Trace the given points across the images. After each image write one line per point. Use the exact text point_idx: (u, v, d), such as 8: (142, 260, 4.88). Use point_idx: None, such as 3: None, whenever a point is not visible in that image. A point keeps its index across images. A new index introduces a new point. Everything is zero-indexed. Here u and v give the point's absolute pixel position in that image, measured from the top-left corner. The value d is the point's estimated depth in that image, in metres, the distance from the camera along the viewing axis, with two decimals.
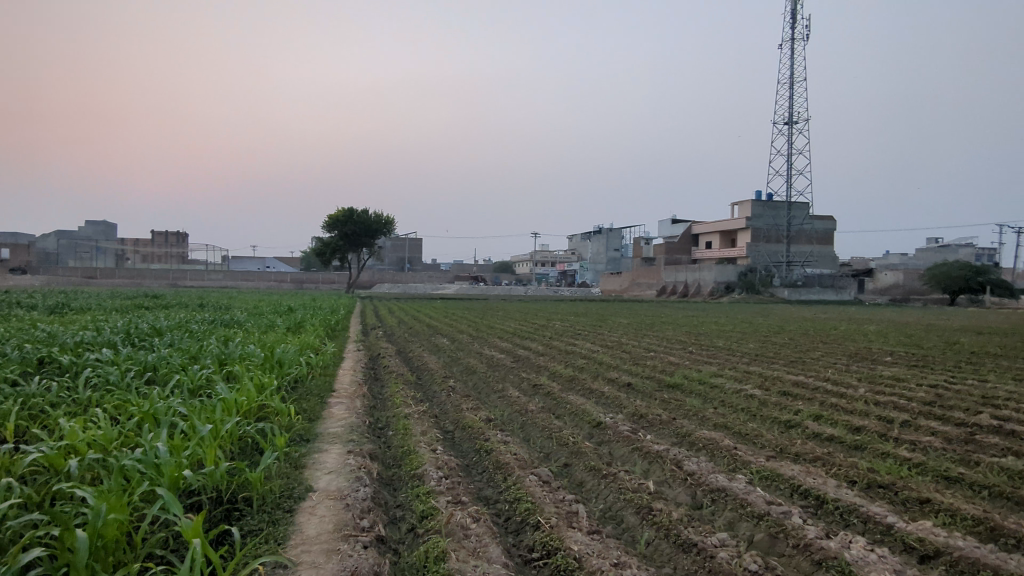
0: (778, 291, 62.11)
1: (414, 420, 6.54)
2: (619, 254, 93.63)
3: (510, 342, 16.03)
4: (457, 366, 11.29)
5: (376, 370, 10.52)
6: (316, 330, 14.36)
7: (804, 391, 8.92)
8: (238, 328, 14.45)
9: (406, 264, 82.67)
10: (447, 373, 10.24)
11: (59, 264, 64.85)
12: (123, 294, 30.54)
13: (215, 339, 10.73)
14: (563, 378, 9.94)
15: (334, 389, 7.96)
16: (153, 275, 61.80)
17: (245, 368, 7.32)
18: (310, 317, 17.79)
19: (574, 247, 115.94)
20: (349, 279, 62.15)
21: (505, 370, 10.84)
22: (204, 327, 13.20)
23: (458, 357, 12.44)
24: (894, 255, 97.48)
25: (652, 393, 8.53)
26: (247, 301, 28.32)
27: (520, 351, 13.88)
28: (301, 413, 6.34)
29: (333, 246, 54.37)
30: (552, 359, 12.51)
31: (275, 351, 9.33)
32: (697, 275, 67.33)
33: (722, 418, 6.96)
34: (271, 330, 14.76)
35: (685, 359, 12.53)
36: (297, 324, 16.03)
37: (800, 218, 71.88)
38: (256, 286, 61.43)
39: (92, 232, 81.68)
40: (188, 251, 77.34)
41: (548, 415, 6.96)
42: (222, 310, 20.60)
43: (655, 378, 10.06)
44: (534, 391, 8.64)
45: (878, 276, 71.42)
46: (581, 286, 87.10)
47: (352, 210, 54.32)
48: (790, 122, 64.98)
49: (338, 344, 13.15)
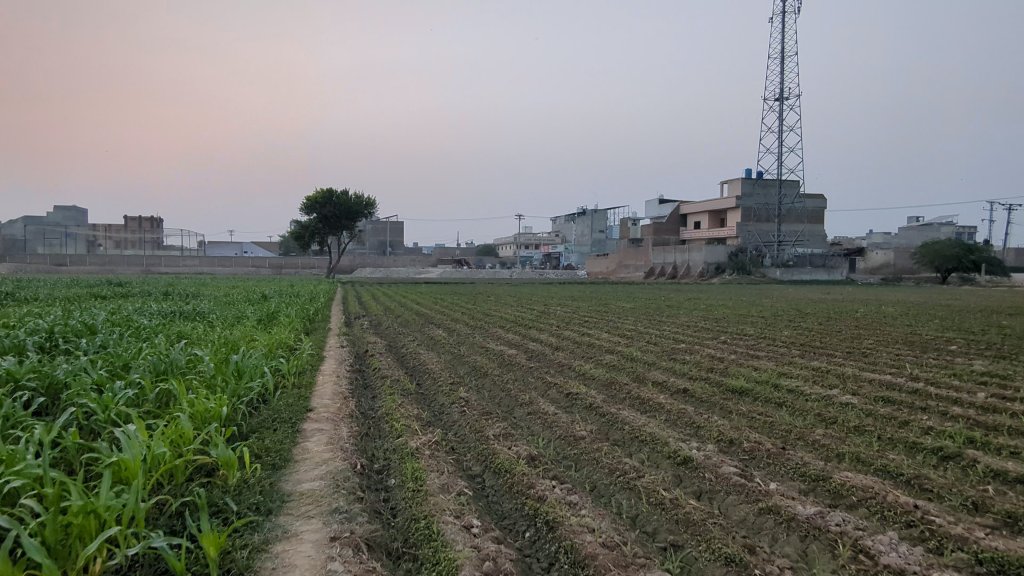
0: (770, 271, 60.92)
1: (427, 462, 4.56)
2: (605, 236, 91.88)
3: (514, 332, 14.07)
4: (461, 367, 9.32)
5: (364, 375, 8.51)
6: (291, 324, 12.28)
7: (906, 397, 7.11)
8: (200, 321, 12.33)
9: (388, 248, 80.20)
10: (451, 377, 8.27)
11: (25, 251, 61.57)
12: (85, 283, 28.03)
13: (164, 337, 8.66)
14: (597, 381, 8.03)
15: (311, 408, 5.99)
16: (125, 262, 58.90)
17: (186, 389, 5.30)
18: (286, 306, 15.65)
19: (559, 228, 113.87)
20: (330, 263, 59.69)
21: (521, 371, 8.88)
22: (157, 322, 11.08)
23: (460, 353, 10.48)
24: (879, 235, 96.88)
25: (725, 404, 6.62)
26: (219, 289, 25.97)
27: (530, 344, 11.96)
28: (260, 459, 4.35)
29: (312, 229, 51.86)
30: (572, 354, 10.61)
31: (234, 355, 7.28)
32: (686, 256, 65.86)
33: (847, 446, 5.09)
34: (238, 323, 12.59)
35: (727, 354, 10.71)
36: (270, 316, 13.90)
37: (790, 197, 70.54)
38: (231, 272, 58.83)
39: (61, 218, 78.01)
40: (161, 236, 74.05)
41: (610, 449, 5.04)
42: (187, 300, 18.38)
43: (711, 380, 8.17)
44: (572, 404, 6.71)
45: (869, 255, 70.40)
46: (567, 269, 85.36)
47: (331, 191, 51.74)
48: (780, 99, 63.45)
49: (317, 340, 11.14)
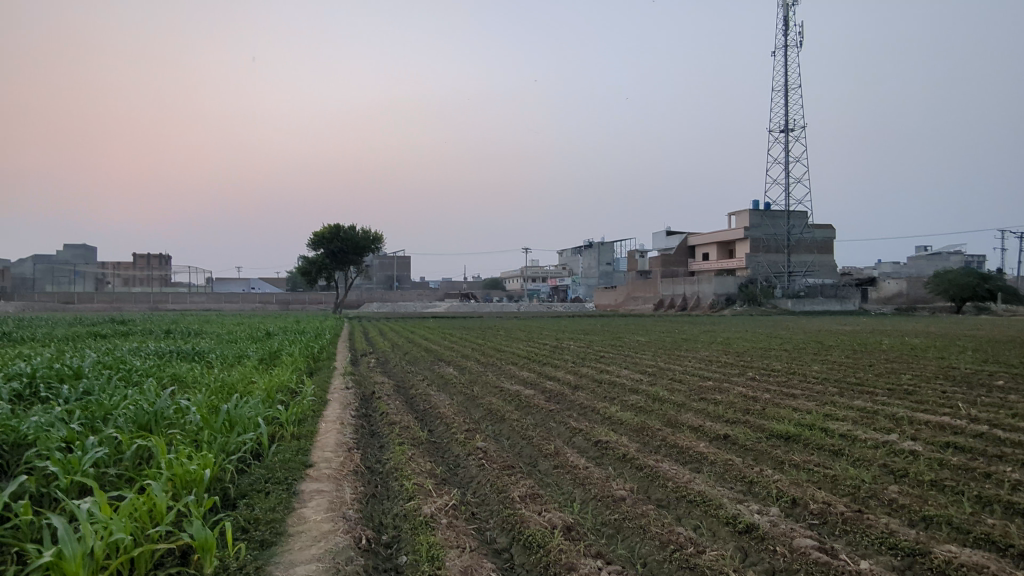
0: (781, 302, 60.01)
1: (446, 535, 3.87)
2: (612, 268, 91.36)
3: (528, 370, 13.36)
4: (476, 410, 8.64)
5: (370, 421, 7.83)
6: (295, 363, 11.65)
7: (976, 442, 6.36)
8: (199, 361, 11.71)
9: (395, 283, 79.85)
10: (466, 423, 7.58)
11: (33, 290, 61.49)
12: (87, 321, 27.55)
13: (155, 382, 8.04)
14: (626, 427, 7.32)
15: (311, 463, 5.32)
16: (133, 299, 58.68)
17: (166, 446, 4.65)
18: (289, 344, 15.02)
19: (565, 261, 113.48)
20: (337, 299, 59.25)
21: (541, 414, 8.19)
22: (152, 363, 10.46)
23: (474, 394, 9.80)
24: (888, 265, 96.02)
25: (774, 454, 5.91)
26: (223, 325, 25.43)
27: (547, 383, 11.25)
28: (246, 535, 3.68)
29: (319, 265, 51.56)
30: (593, 394, 9.90)
31: (229, 402, 6.63)
32: (695, 288, 65.13)
33: (933, 507, 4.37)
34: (238, 363, 11.95)
35: (761, 393, 9.96)
36: (273, 355, 13.26)
37: (799, 227, 69.97)
38: (238, 308, 58.46)
39: (71, 256, 78.27)
40: (170, 273, 73.94)
41: (656, 514, 4.34)
42: (188, 338, 17.77)
43: (751, 424, 7.44)
44: (602, 455, 6.02)
45: (882, 285, 69.47)
46: (575, 302, 84.70)
47: (338, 227, 51.59)
48: (786, 131, 63.45)
49: (321, 382, 10.48)
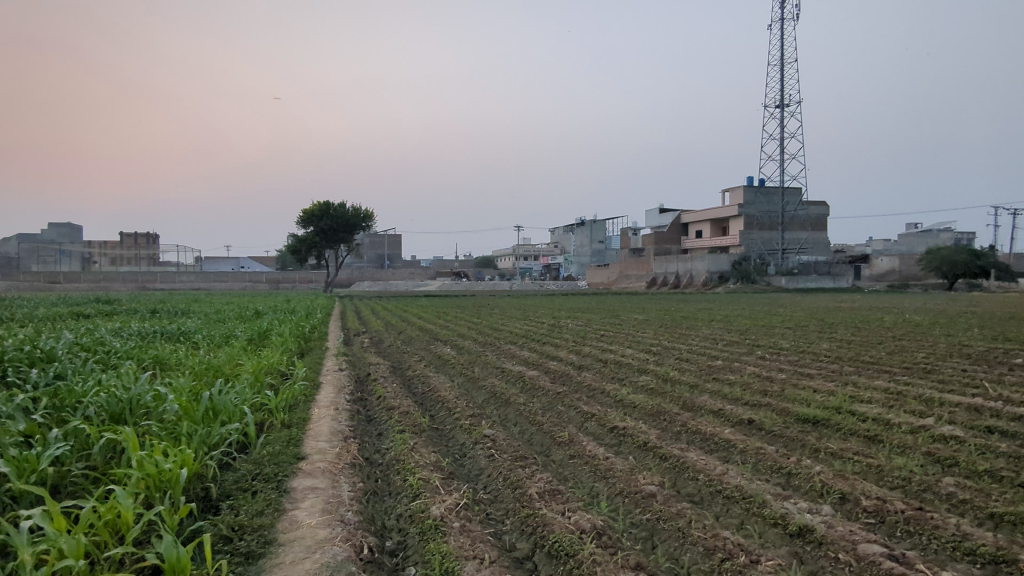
0: (775, 279, 59.81)
1: (460, 542, 3.38)
2: (605, 246, 90.87)
3: (529, 350, 12.88)
4: (478, 393, 8.15)
5: (366, 406, 7.33)
6: (285, 344, 11.11)
7: (1017, 426, 5.94)
8: (184, 342, 11.14)
9: (386, 261, 79.04)
10: (470, 407, 7.09)
11: (18, 269, 60.32)
12: (71, 301, 26.78)
13: (135, 365, 7.50)
14: (641, 411, 6.86)
15: (305, 456, 4.82)
16: (120, 278, 57.73)
17: (140, 440, 4.12)
18: (279, 324, 14.44)
19: (557, 239, 112.84)
20: (327, 277, 58.48)
21: (548, 397, 7.72)
22: (133, 345, 9.89)
23: (475, 375, 9.31)
24: (879, 242, 96.04)
25: (808, 442, 5.46)
26: (211, 305, 24.77)
27: (550, 363, 10.77)
28: (229, 547, 3.18)
29: (309, 243, 50.74)
30: (600, 375, 9.44)
31: (213, 388, 6.10)
32: (689, 266, 64.80)
33: (1000, 503, 3.93)
34: (225, 344, 11.39)
35: (775, 373, 9.53)
36: (262, 335, 12.70)
37: (793, 204, 69.59)
38: (227, 287, 57.64)
39: (56, 235, 76.87)
40: (158, 252, 72.68)
41: (693, 514, 3.87)
42: (174, 318, 17.16)
43: (773, 407, 6.99)
44: (622, 444, 5.55)
45: (874, 262, 69.36)
46: (567, 280, 84.33)
47: (328, 204, 50.67)
48: (781, 107, 62.68)
49: (312, 363, 9.96)
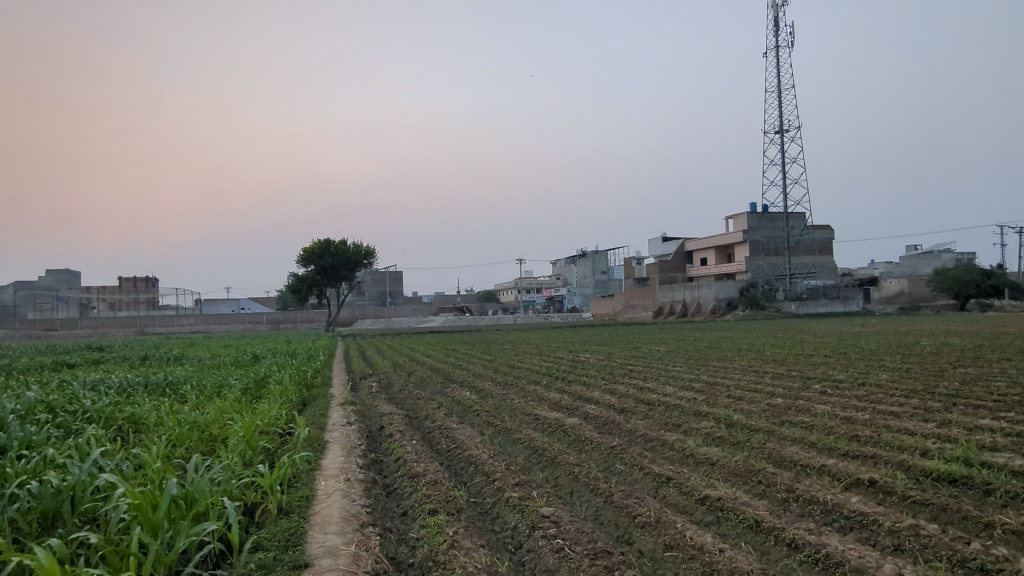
0: (784, 305, 58.38)
1: None
2: (608, 276, 89.77)
3: (556, 391, 11.55)
4: (515, 448, 6.87)
5: (384, 472, 6.04)
6: (284, 393, 9.81)
7: None
8: (169, 395, 9.83)
9: (387, 298, 77.91)
10: (513, 471, 5.80)
11: (15, 317, 59.24)
12: (61, 348, 25.49)
13: (102, 432, 6.21)
14: (725, 470, 5.57)
15: (311, 564, 3.52)
16: (117, 322, 56.47)
17: (68, 564, 2.85)
18: (277, 369, 13.12)
19: (559, 271, 111.82)
20: (328, 317, 57.17)
21: (602, 454, 6.43)
22: (108, 401, 8.59)
23: (506, 426, 8.00)
24: (885, 266, 94.81)
25: (973, 517, 4.15)
26: (207, 349, 23.46)
27: (587, 407, 9.45)
28: None
29: (310, 282, 49.61)
30: (652, 421, 8.13)
31: (191, 464, 4.81)
32: (696, 293, 63.55)
33: None
34: (216, 395, 10.08)
35: (854, 413, 8.22)
36: (259, 383, 11.38)
37: (798, 229, 68.72)
38: (226, 329, 56.39)
39: (54, 281, 75.79)
40: (156, 295, 71.53)
41: None
42: (164, 365, 15.79)
43: (886, 459, 5.68)
44: (725, 526, 4.26)
45: (883, 284, 67.91)
46: (571, 312, 83.12)
47: (329, 242, 49.74)
48: (781, 132, 62.19)
49: (316, 416, 8.65)
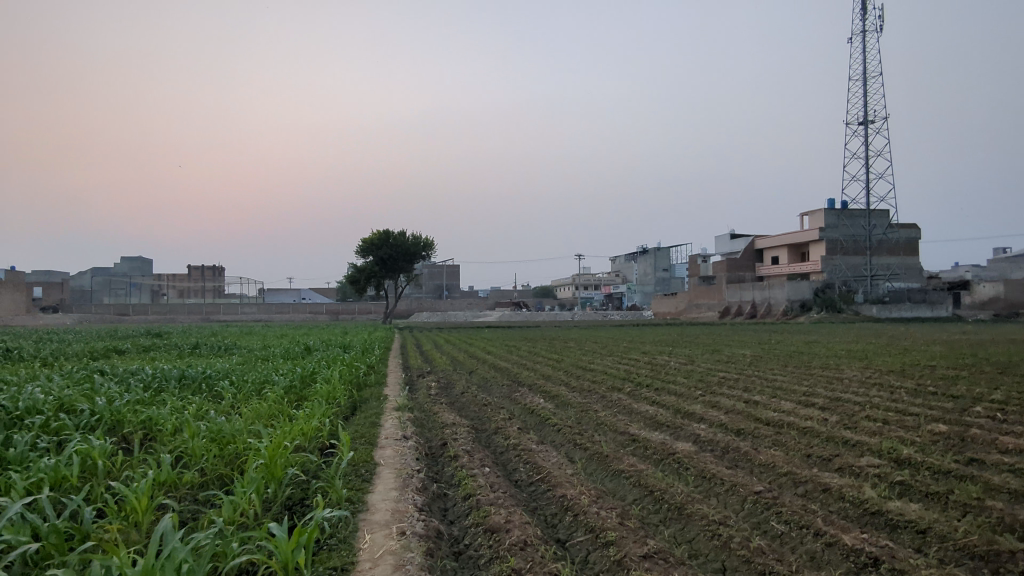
0: (864, 308, 54.33)
1: None
2: (670, 274, 86.47)
3: (646, 401, 9.78)
4: (622, 487, 5.20)
5: (452, 520, 4.48)
6: (331, 395, 8.41)
7: None
8: (204, 393, 8.60)
9: (444, 291, 77.20)
10: (631, 530, 4.13)
11: (92, 302, 61.32)
12: (121, 334, 25.24)
13: (96, 446, 4.91)
14: (956, 550, 3.73)
15: None
16: (184, 309, 57.63)
17: None
18: (327, 364, 11.82)
19: (618, 267, 108.71)
20: (386, 309, 56.60)
21: (749, 507, 4.67)
22: (131, 398, 7.41)
23: (600, 450, 6.34)
24: (971, 269, 87.78)
25: None
26: (262, 339, 22.64)
27: (693, 426, 7.67)
28: None
29: (367, 273, 49.03)
30: (790, 452, 6.29)
31: (173, 521, 3.30)
32: (766, 294, 60.06)
33: None
34: (253, 394, 8.77)
35: None
36: (305, 380, 10.07)
37: (881, 227, 64.02)
38: (286, 319, 56.67)
39: (128, 268, 78.31)
40: (223, 284, 72.75)
41: None
42: (212, 356, 14.79)
43: None
44: None
45: (975, 288, 62.24)
46: (631, 310, 80.43)
47: (388, 233, 49.07)
48: (866, 124, 57.89)
49: (365, 427, 7.21)
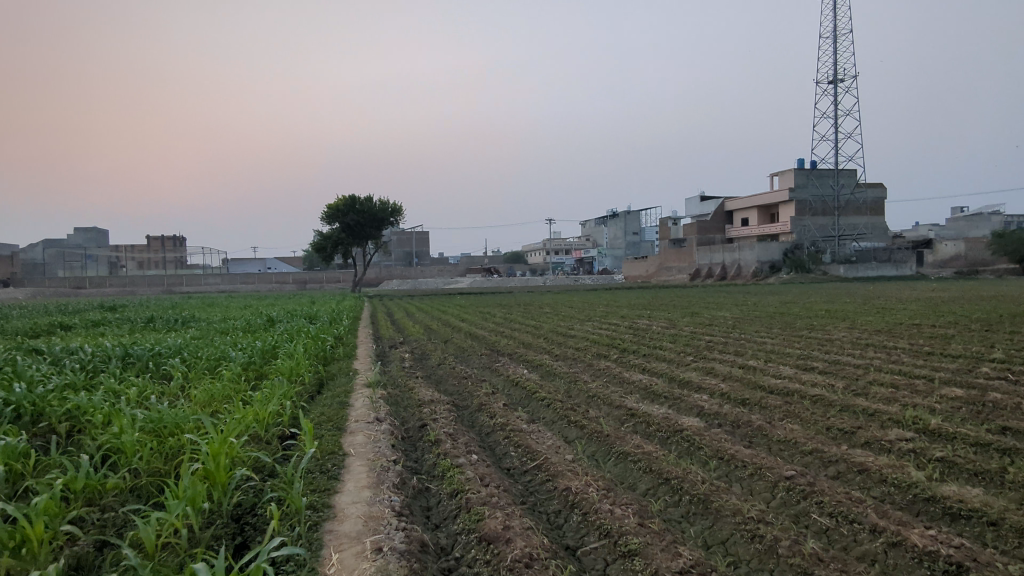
0: (832, 268, 54.78)
1: None
2: (641, 238, 86.32)
3: (637, 370, 9.16)
4: (633, 475, 4.53)
5: (437, 526, 3.74)
6: (294, 372, 7.58)
7: None
8: (150, 374, 7.66)
9: (413, 259, 75.88)
10: (653, 534, 3.44)
11: (45, 275, 58.63)
12: (71, 308, 23.77)
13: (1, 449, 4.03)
14: None
15: None
16: (144, 281, 55.44)
17: None
18: (291, 337, 10.90)
19: (588, 231, 108.34)
20: (354, 277, 55.22)
21: (783, 496, 4.03)
22: (60, 382, 6.46)
23: (600, 429, 5.67)
24: (931, 228, 89.39)
25: None
26: (224, 311, 21.49)
27: (695, 397, 7.05)
28: None
29: (334, 240, 47.58)
30: (808, 425, 5.70)
31: None
32: (736, 255, 60.14)
33: None
34: (206, 373, 7.86)
35: None
36: (267, 355, 9.21)
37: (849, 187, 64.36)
38: (251, 289, 54.96)
39: (83, 240, 75.09)
40: (184, 255, 70.21)
41: None
42: (166, 330, 13.72)
43: None
44: None
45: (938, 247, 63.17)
46: (603, 274, 80.24)
47: (354, 198, 47.52)
48: (835, 83, 57.19)
49: (333, 408, 6.42)
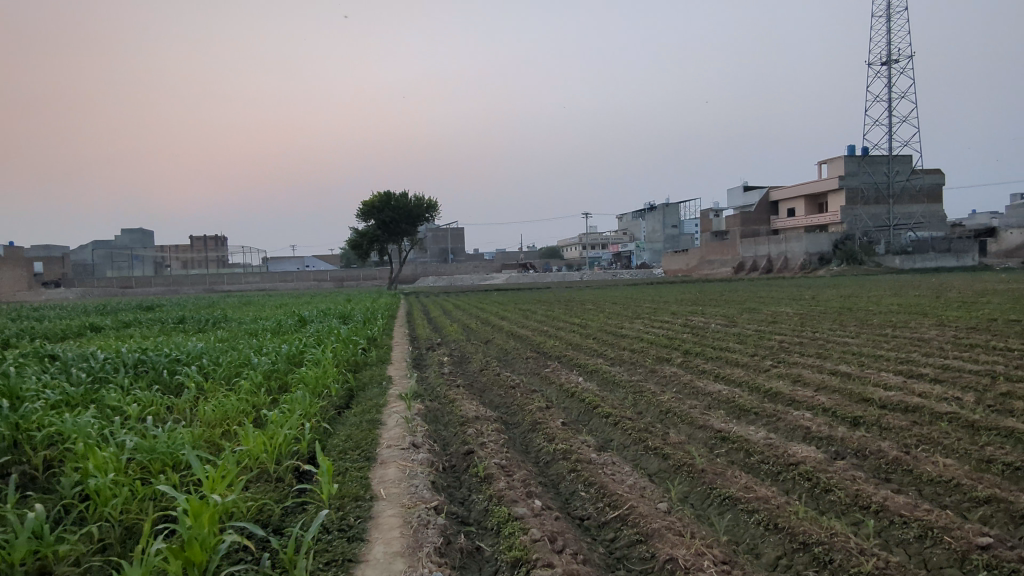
0: (886, 260, 51.94)
1: None
2: (681, 230, 83.95)
3: (710, 377, 7.93)
4: (756, 536, 3.36)
5: None
6: (319, 384, 6.61)
7: None
8: (160, 387, 6.77)
9: (450, 255, 75.24)
10: None
11: (93, 275, 59.84)
12: (109, 309, 23.53)
13: None
14: None
15: None
16: (187, 280, 56.01)
17: None
18: (319, 340, 9.95)
19: (626, 225, 106.12)
20: (390, 274, 54.73)
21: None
22: (52, 399, 5.60)
23: (691, 461, 4.50)
24: (989, 217, 84.67)
25: None
26: (258, 310, 20.87)
27: (795, 415, 5.79)
28: None
29: (369, 237, 47.14)
30: (962, 458, 4.42)
31: None
32: (783, 248, 57.41)
33: None
34: (221, 384, 6.95)
35: None
36: (292, 362, 8.27)
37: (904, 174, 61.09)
38: (289, 287, 55.00)
39: (130, 240, 76.51)
40: (226, 254, 70.94)
41: None
42: (194, 332, 12.98)
43: None
44: None
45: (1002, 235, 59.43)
46: (642, 268, 78.35)
47: (389, 195, 46.82)
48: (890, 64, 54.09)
49: (360, 429, 5.38)
